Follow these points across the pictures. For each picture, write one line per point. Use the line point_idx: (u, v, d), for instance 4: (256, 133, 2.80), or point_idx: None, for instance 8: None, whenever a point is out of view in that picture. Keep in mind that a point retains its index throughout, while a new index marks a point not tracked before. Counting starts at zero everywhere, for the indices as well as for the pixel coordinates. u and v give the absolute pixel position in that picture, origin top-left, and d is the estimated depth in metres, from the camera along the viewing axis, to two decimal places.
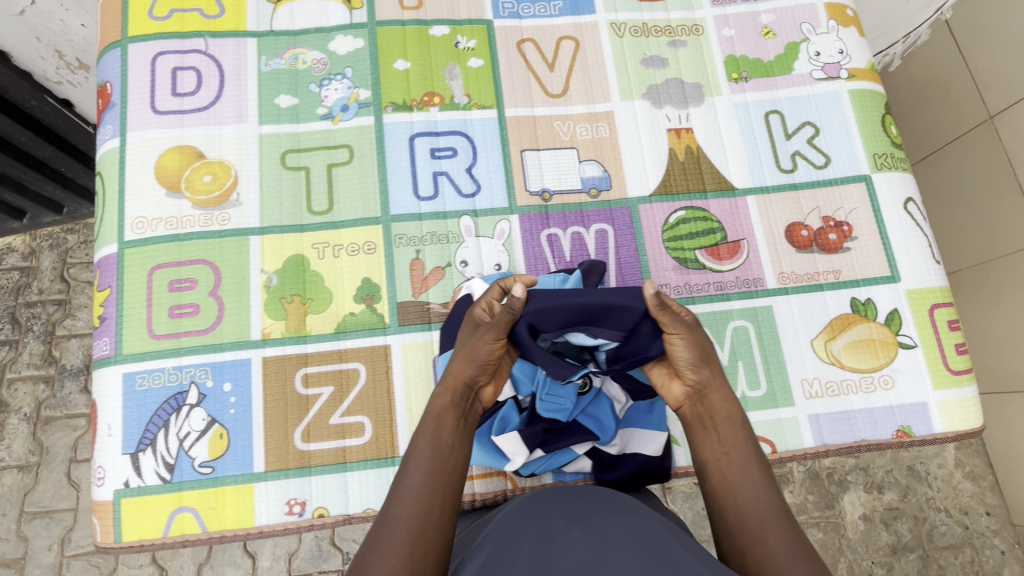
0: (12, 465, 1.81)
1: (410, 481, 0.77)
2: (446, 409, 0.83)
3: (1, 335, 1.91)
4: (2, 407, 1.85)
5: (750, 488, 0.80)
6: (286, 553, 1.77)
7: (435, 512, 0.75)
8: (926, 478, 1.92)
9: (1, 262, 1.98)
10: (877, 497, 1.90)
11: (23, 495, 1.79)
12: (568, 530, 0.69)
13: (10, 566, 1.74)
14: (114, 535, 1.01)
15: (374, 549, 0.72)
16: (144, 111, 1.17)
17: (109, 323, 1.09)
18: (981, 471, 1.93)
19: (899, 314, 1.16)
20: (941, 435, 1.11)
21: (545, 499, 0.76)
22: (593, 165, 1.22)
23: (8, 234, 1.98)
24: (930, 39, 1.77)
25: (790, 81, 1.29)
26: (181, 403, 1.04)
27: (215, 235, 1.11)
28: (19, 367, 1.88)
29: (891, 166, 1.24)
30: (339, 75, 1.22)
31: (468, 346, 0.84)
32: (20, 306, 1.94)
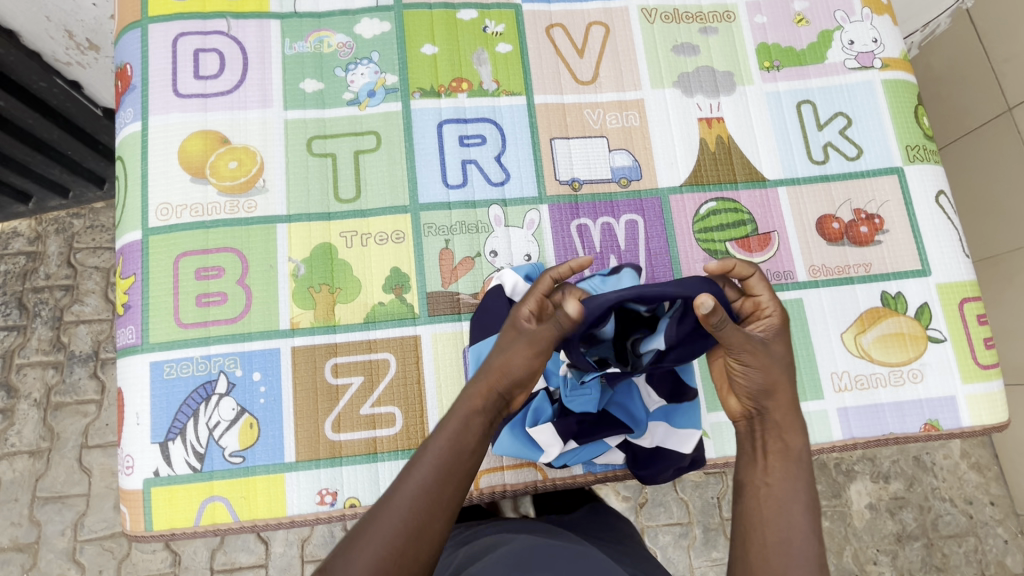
0: (23, 450, 1.80)
1: (418, 474, 0.70)
2: (473, 409, 0.75)
3: (9, 320, 1.89)
4: (11, 392, 1.84)
5: (793, 522, 0.71)
6: (298, 540, 1.77)
7: (434, 511, 0.69)
8: (931, 468, 1.94)
9: (8, 246, 1.95)
10: (884, 486, 1.92)
11: (34, 480, 1.78)
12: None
13: (23, 551, 1.74)
14: (144, 523, 1.01)
15: (364, 537, 0.66)
16: (167, 94, 1.14)
17: (134, 310, 1.08)
18: (986, 462, 1.95)
19: (929, 308, 1.16)
20: (968, 429, 1.12)
21: (532, 556, 0.78)
22: (623, 154, 1.21)
23: (14, 218, 1.95)
24: (951, 28, 1.74)
25: (822, 71, 1.27)
26: (211, 392, 1.03)
27: (241, 223, 1.10)
28: (27, 353, 1.87)
29: (923, 159, 1.23)
30: (365, 59, 1.19)
31: (504, 356, 0.76)
32: (27, 292, 1.91)
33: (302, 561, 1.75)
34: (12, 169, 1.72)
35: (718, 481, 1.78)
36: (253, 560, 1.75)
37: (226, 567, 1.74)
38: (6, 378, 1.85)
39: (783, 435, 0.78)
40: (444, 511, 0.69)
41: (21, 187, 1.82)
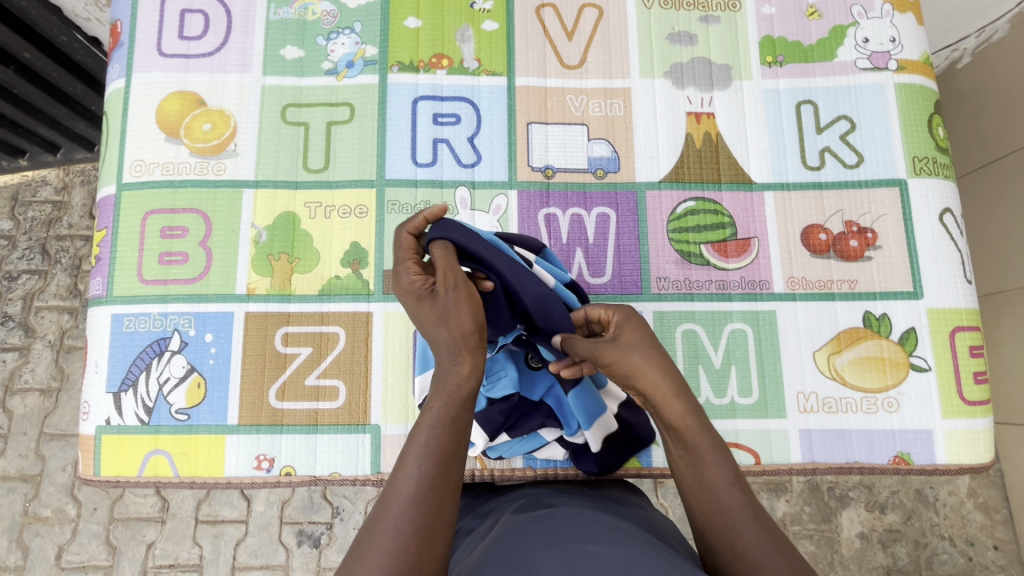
0: (34, 388, 1.90)
1: (413, 464, 0.65)
2: (458, 388, 0.71)
3: (31, 265, 1.98)
4: (27, 332, 1.94)
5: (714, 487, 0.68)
6: (279, 501, 1.82)
7: (444, 504, 0.64)
8: (933, 504, 1.83)
9: (33, 194, 2.04)
10: (878, 517, 1.82)
11: (43, 417, 1.89)
12: (545, 554, 0.61)
13: (28, 481, 1.85)
14: (94, 468, 1.04)
15: (369, 542, 0.60)
16: (151, 52, 1.15)
17: (103, 263, 1.10)
18: (994, 503, 1.82)
19: (915, 334, 1.07)
20: (943, 467, 1.04)
21: (524, 530, 0.69)
22: (602, 144, 1.16)
23: (43, 167, 2.03)
24: (1008, 35, 1.56)
25: (829, 70, 1.18)
26: (164, 348, 1.05)
27: (209, 185, 1.11)
28: (46, 297, 1.96)
29: (932, 172, 1.13)
30: (348, 29, 1.17)
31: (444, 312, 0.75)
32: (50, 239, 2.00)
33: (281, 522, 1.80)
34: (40, 120, 1.79)
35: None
36: (235, 515, 1.81)
37: (210, 519, 1.81)
38: (24, 318, 1.95)
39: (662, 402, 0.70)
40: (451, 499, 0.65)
41: (50, 137, 1.88)
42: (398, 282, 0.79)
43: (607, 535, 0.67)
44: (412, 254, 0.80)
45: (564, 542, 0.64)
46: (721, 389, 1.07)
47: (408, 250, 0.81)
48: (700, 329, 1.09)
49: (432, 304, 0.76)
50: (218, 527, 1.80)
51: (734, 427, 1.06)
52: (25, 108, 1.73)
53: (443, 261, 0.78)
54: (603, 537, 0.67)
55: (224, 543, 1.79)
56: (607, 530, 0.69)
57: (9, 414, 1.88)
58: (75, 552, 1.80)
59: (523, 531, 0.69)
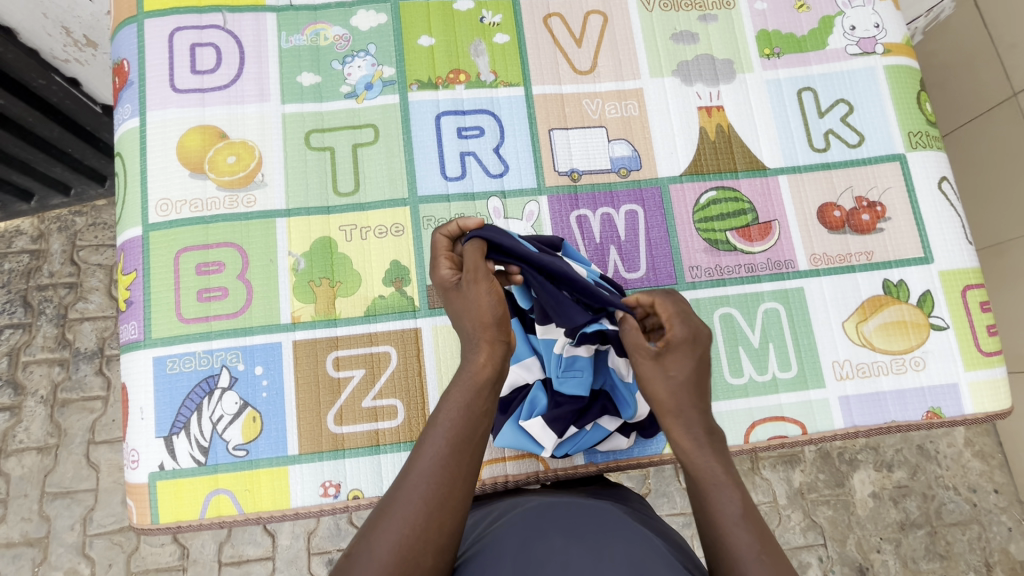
0: (31, 447, 1.82)
1: (432, 448, 0.70)
2: (480, 376, 0.75)
3: (13, 319, 1.90)
4: (18, 390, 1.85)
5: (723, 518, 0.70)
6: (305, 532, 1.79)
7: (456, 483, 0.68)
8: (935, 457, 1.94)
9: (10, 245, 1.96)
10: (887, 475, 1.92)
11: (43, 476, 1.80)
12: (563, 545, 0.67)
13: (34, 545, 1.76)
14: (150, 517, 1.02)
15: (385, 512, 0.66)
16: (164, 89, 1.14)
17: (136, 306, 1.08)
18: (990, 449, 1.95)
19: (931, 296, 1.15)
20: (970, 416, 1.11)
21: (547, 519, 0.74)
22: (623, 144, 1.20)
23: (17, 217, 1.95)
24: (954, 13, 1.73)
25: (823, 57, 1.25)
26: (214, 386, 1.03)
27: (241, 218, 1.10)
28: (33, 350, 1.88)
29: (926, 145, 1.22)
30: (363, 51, 1.19)
31: (472, 308, 0.78)
32: (32, 290, 1.92)
33: (309, 554, 1.77)
34: (14, 167, 1.73)
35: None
36: (260, 553, 1.77)
37: (235, 560, 1.76)
38: (12, 375, 1.86)
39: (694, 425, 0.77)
40: (463, 479, 0.69)
41: (25, 185, 1.82)
42: (433, 275, 0.84)
43: (630, 535, 0.71)
44: (445, 250, 0.84)
45: (582, 536, 0.69)
46: (763, 366, 1.12)
47: (443, 249, 0.84)
48: (735, 311, 1.14)
49: (457, 297, 0.81)
50: (243, 568, 1.75)
51: (778, 402, 1.12)
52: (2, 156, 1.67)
53: (473, 253, 0.81)
54: (619, 535, 0.71)
55: None
56: (622, 527, 0.73)
57: (5, 477, 1.80)
58: None
59: (547, 521, 0.73)
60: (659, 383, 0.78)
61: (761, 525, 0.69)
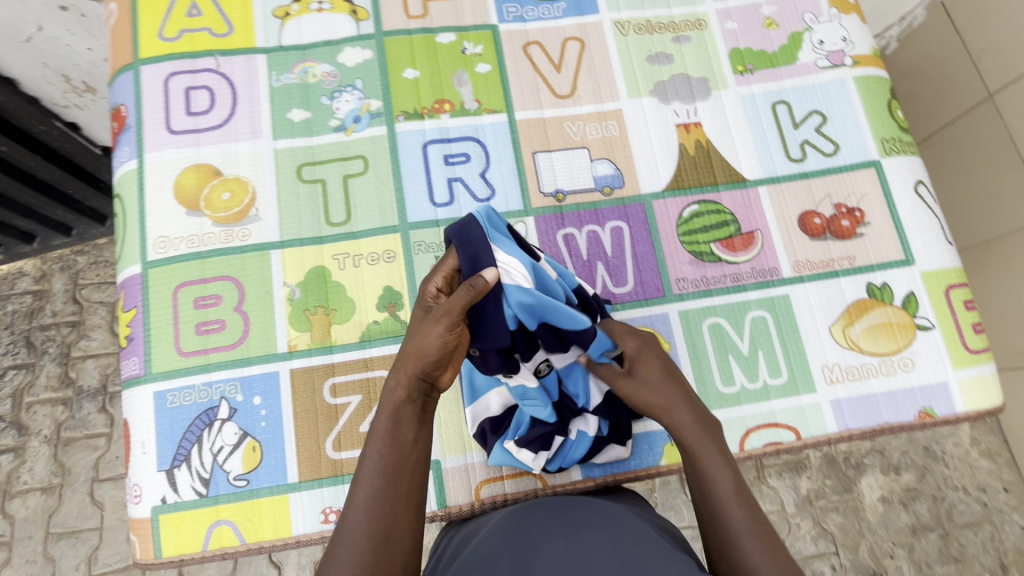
0: (36, 487, 1.82)
1: (367, 483, 0.73)
2: (399, 403, 0.79)
3: (17, 360, 1.92)
4: (22, 431, 1.87)
5: (719, 497, 0.79)
6: (312, 562, 1.77)
7: (398, 513, 0.72)
8: (942, 458, 1.93)
9: (13, 287, 1.99)
10: (895, 478, 1.91)
11: (47, 516, 1.80)
12: (548, 545, 0.70)
13: None
14: (153, 551, 1.02)
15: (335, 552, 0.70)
16: (160, 131, 1.18)
17: (137, 343, 1.10)
18: (996, 448, 1.94)
19: (914, 297, 1.17)
20: (963, 414, 1.12)
21: (537, 519, 0.78)
22: (605, 163, 1.24)
23: (19, 259, 1.99)
24: (926, 21, 1.80)
25: (795, 71, 1.30)
26: (213, 418, 1.05)
27: (237, 251, 1.13)
28: (36, 391, 1.90)
29: (900, 151, 1.25)
30: (350, 86, 1.23)
31: (417, 339, 0.78)
32: (34, 330, 1.95)
33: None
34: (14, 210, 1.74)
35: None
36: None
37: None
38: (17, 417, 1.88)
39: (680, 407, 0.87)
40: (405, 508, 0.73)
41: (26, 227, 1.85)
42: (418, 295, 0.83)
43: (620, 525, 0.74)
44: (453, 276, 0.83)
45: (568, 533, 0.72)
46: (753, 373, 1.14)
47: (449, 266, 0.83)
48: (723, 321, 1.16)
49: (418, 325, 0.80)
50: None
51: (771, 408, 1.13)
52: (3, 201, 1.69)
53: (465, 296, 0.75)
54: (604, 525, 0.74)
55: None
56: (606, 518, 0.77)
57: (9, 520, 1.80)
58: None
59: (534, 521, 0.77)
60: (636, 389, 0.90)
61: (751, 502, 0.78)
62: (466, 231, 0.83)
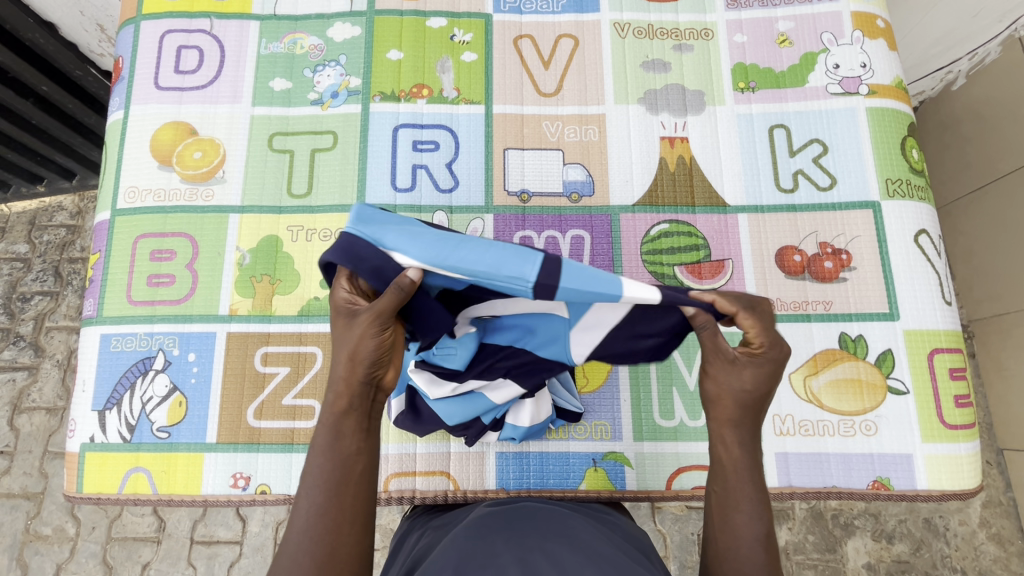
0: (41, 407, 1.79)
1: (304, 507, 0.61)
2: (345, 407, 0.64)
3: (42, 287, 1.89)
4: (36, 353, 1.83)
5: (739, 532, 0.65)
6: (274, 522, 1.70)
7: (343, 551, 0.60)
8: (943, 534, 1.64)
9: (49, 219, 1.96)
10: (885, 547, 1.64)
11: (48, 435, 1.77)
12: (504, 546, 0.60)
13: (31, 499, 1.72)
14: (77, 484, 1.07)
15: None
16: (148, 85, 1.21)
17: (95, 285, 1.15)
18: (1009, 534, 1.63)
19: (892, 355, 1.06)
20: (924, 492, 1.02)
21: (492, 524, 0.68)
22: (577, 168, 1.18)
23: (60, 193, 1.97)
24: (1001, 57, 1.55)
25: (801, 95, 1.20)
26: (149, 367, 1.08)
27: (198, 210, 1.16)
28: (57, 318, 1.86)
29: (906, 195, 1.13)
30: (333, 61, 1.23)
31: (348, 346, 0.64)
32: (63, 262, 1.92)
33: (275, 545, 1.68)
34: (57, 148, 1.76)
35: (699, 517, 1.63)
36: (230, 536, 1.69)
37: (205, 540, 1.68)
38: (34, 338, 1.84)
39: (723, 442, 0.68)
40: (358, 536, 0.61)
41: (67, 164, 1.85)
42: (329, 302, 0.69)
43: (587, 531, 0.66)
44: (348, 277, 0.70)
45: (529, 538, 0.62)
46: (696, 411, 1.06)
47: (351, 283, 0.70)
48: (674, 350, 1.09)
49: (342, 332, 0.65)
50: (212, 548, 1.67)
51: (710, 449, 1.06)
52: (44, 137, 1.71)
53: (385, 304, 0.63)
54: (564, 534, 0.65)
55: (218, 566, 1.66)
56: (566, 526, 0.68)
57: (14, 432, 1.77)
58: (72, 571, 1.66)
59: (488, 525, 0.68)
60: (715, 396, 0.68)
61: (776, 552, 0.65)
62: (348, 248, 0.69)
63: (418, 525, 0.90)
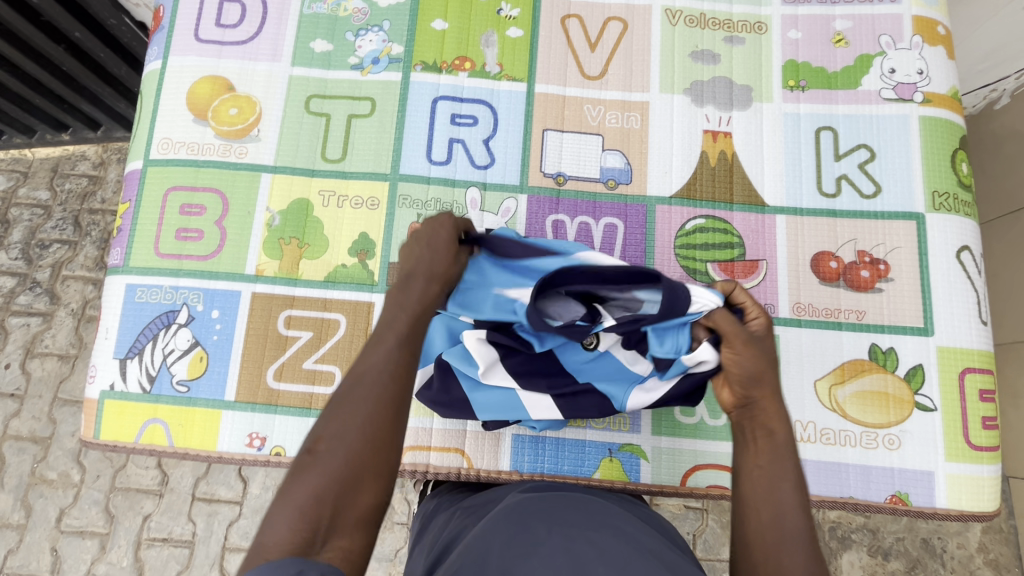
0: (53, 353, 1.80)
1: (383, 349, 0.69)
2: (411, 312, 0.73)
3: (62, 235, 1.89)
4: (52, 300, 1.84)
5: (780, 503, 0.67)
6: (275, 485, 1.71)
7: (386, 421, 0.64)
8: (940, 555, 1.63)
9: (72, 167, 1.95)
10: (881, 563, 1.63)
11: (59, 381, 1.78)
12: (548, 535, 0.64)
13: (37, 443, 1.74)
14: (94, 430, 1.07)
15: (343, 406, 0.65)
16: (187, 37, 1.19)
17: (123, 234, 1.14)
18: (1006, 561, 1.62)
19: (922, 371, 1.05)
20: (942, 511, 1.01)
21: (533, 509, 0.71)
22: (616, 155, 1.16)
23: (83, 142, 1.95)
24: None
25: (852, 98, 1.16)
26: (172, 320, 1.08)
27: (230, 167, 1.14)
28: (74, 267, 1.86)
29: (951, 209, 1.10)
30: (377, 27, 1.21)
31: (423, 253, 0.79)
32: (83, 211, 1.91)
33: None
34: (84, 96, 1.75)
35: (697, 517, 1.63)
36: (231, 496, 1.70)
37: (206, 497, 1.70)
38: (50, 285, 1.85)
39: (762, 420, 0.73)
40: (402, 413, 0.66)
41: (92, 114, 1.83)
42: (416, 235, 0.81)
43: (621, 522, 0.70)
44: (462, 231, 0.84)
45: (569, 527, 0.66)
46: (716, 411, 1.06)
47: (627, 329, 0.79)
48: None
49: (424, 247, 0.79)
50: (213, 506, 1.69)
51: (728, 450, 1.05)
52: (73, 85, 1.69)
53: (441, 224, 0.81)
54: (601, 521, 0.68)
55: (218, 523, 1.68)
56: (600, 513, 0.71)
57: (26, 375, 1.78)
58: (75, 516, 1.69)
59: (528, 509, 0.71)
60: (763, 364, 0.74)
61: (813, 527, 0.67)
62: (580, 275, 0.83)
63: (446, 505, 0.95)
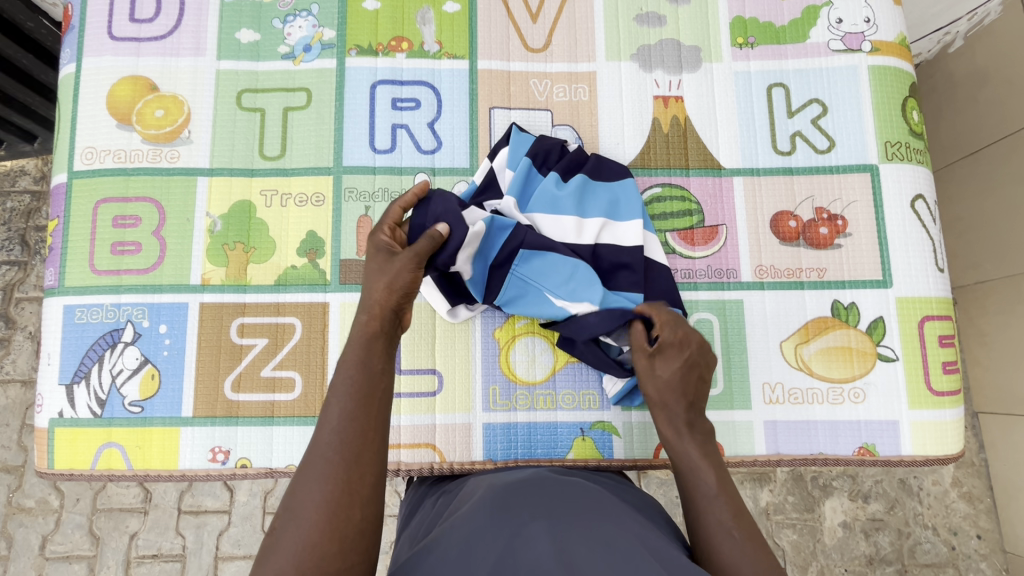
0: (16, 379, 1.72)
1: (335, 414, 0.66)
2: (354, 364, 0.69)
3: (8, 256, 1.78)
4: (6, 324, 1.75)
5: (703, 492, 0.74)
6: (262, 491, 1.68)
7: (366, 446, 0.64)
8: (916, 493, 1.68)
9: (10, 184, 1.82)
10: (861, 506, 1.67)
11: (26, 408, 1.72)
12: (532, 521, 0.62)
13: (10, 473, 1.68)
14: (48, 460, 1.03)
15: (275, 547, 0.58)
16: (101, 36, 1.11)
17: (55, 253, 1.08)
18: (979, 492, 1.68)
19: (883, 323, 1.05)
20: (909, 458, 1.03)
21: (515, 495, 0.70)
22: (566, 130, 1.13)
23: (22, 157, 1.83)
24: (1001, 17, 1.46)
25: (801, 51, 1.14)
26: (117, 340, 1.03)
27: (162, 173, 1.08)
28: (25, 288, 1.77)
29: (904, 157, 1.10)
30: (305, 11, 1.14)
31: (387, 276, 0.77)
32: (30, 230, 1.80)
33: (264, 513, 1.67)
34: (14, 108, 1.61)
35: None
36: (218, 505, 1.67)
37: (192, 510, 1.66)
38: (4, 310, 1.76)
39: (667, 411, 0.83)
40: (380, 396, 0.69)
41: (26, 125, 1.70)
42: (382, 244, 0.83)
43: (603, 502, 0.69)
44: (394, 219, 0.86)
45: (555, 511, 0.65)
46: None
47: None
48: None
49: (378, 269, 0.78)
50: (200, 518, 1.66)
51: None
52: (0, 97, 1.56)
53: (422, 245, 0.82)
54: (588, 508, 0.67)
55: (207, 534, 1.65)
56: (583, 495, 0.70)
57: None
58: (58, 542, 1.65)
59: (509, 495, 0.69)
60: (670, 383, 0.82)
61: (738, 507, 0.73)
62: None
63: (432, 493, 0.93)
